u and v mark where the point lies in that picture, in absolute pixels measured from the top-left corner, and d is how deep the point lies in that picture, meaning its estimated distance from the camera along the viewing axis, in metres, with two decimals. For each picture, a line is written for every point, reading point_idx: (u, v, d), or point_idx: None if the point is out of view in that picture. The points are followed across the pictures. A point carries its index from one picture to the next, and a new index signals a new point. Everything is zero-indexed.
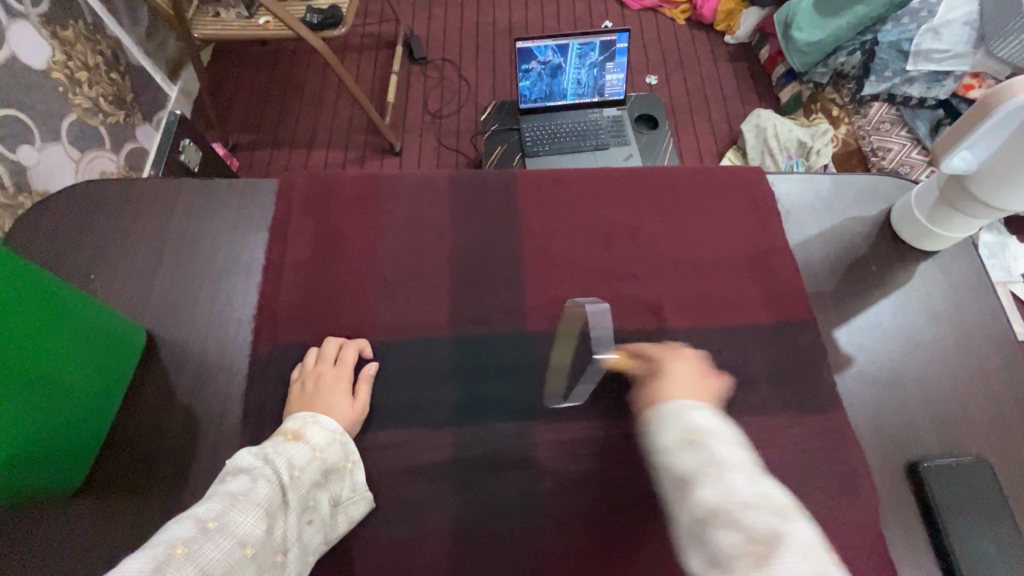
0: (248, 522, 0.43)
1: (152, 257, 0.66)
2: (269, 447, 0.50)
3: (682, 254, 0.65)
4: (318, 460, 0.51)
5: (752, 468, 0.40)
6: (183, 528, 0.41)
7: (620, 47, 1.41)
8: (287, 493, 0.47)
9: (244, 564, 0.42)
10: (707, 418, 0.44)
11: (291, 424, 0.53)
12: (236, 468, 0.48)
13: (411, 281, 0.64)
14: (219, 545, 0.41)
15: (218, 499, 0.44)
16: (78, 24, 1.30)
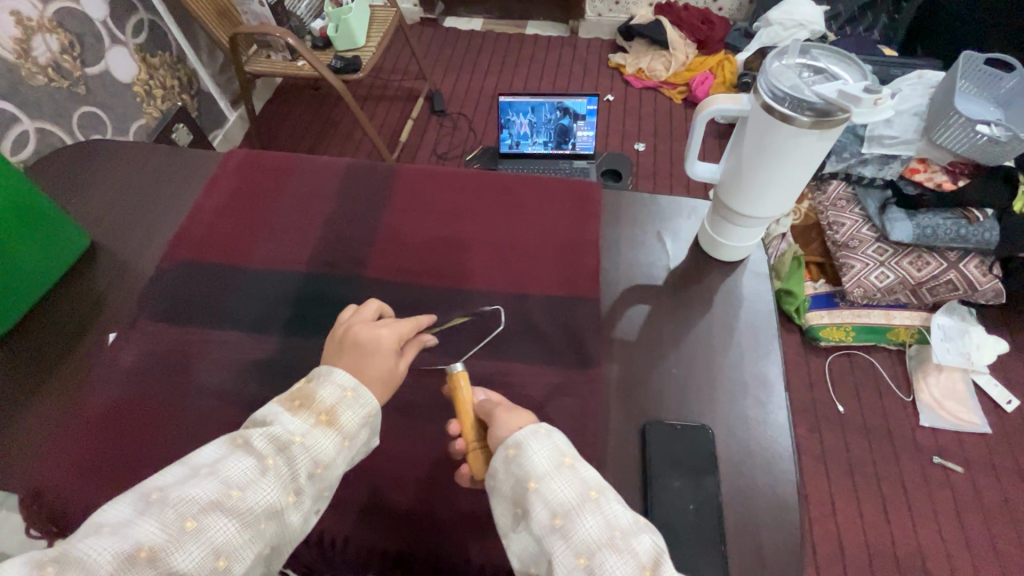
0: (257, 508, 0.44)
1: (115, 194, 0.88)
2: (290, 426, 0.49)
3: (507, 237, 0.78)
4: (347, 448, 0.51)
5: (580, 487, 0.48)
6: (190, 493, 0.42)
7: (590, 109, 1.64)
8: (302, 488, 0.47)
9: (253, 548, 0.43)
10: (540, 450, 0.50)
11: (327, 397, 0.51)
12: (250, 444, 0.47)
13: (289, 230, 0.80)
14: (225, 528, 0.42)
15: (219, 477, 0.44)
16: (165, 55, 1.80)
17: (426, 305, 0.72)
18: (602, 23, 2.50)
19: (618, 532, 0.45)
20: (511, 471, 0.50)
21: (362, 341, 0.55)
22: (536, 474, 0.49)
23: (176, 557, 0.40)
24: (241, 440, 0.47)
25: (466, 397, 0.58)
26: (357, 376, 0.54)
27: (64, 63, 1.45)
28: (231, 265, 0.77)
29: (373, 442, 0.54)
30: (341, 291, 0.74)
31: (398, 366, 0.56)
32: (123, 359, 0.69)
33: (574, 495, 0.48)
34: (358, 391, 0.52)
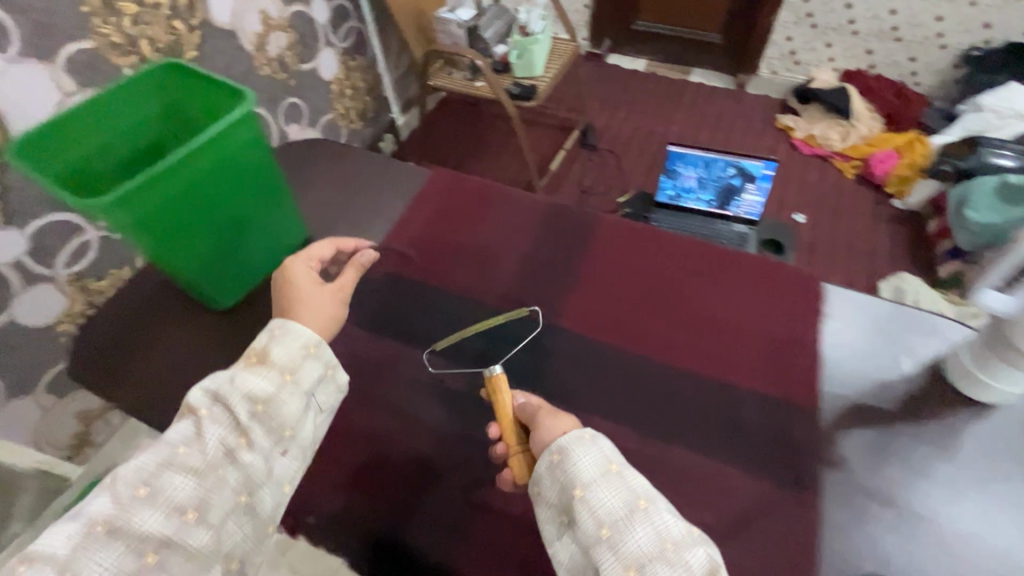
0: (205, 460, 0.55)
1: (331, 194, 0.94)
2: (223, 376, 0.59)
3: (714, 319, 0.73)
4: (289, 384, 0.60)
5: (620, 495, 0.53)
6: (144, 459, 0.54)
7: (765, 174, 1.55)
8: (251, 430, 0.57)
9: (209, 493, 0.54)
10: (586, 458, 0.55)
11: (258, 344, 0.62)
12: (190, 406, 0.58)
13: (487, 262, 0.81)
14: (177, 486, 0.53)
15: (163, 449, 0.55)
16: (362, 60, 1.97)
17: (624, 375, 0.69)
18: (775, 82, 2.38)
19: (666, 540, 0.50)
20: (560, 475, 0.55)
21: (292, 279, 0.68)
22: (583, 484, 0.54)
23: (138, 516, 0.51)
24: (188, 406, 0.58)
25: (505, 400, 0.63)
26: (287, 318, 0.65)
27: (286, 58, 1.63)
28: (431, 287, 0.80)
29: (336, 376, 0.64)
30: (535, 335, 0.73)
31: (330, 290, 0.69)
32: (331, 360, 0.74)
33: (621, 504, 0.52)
34: (282, 328, 0.63)
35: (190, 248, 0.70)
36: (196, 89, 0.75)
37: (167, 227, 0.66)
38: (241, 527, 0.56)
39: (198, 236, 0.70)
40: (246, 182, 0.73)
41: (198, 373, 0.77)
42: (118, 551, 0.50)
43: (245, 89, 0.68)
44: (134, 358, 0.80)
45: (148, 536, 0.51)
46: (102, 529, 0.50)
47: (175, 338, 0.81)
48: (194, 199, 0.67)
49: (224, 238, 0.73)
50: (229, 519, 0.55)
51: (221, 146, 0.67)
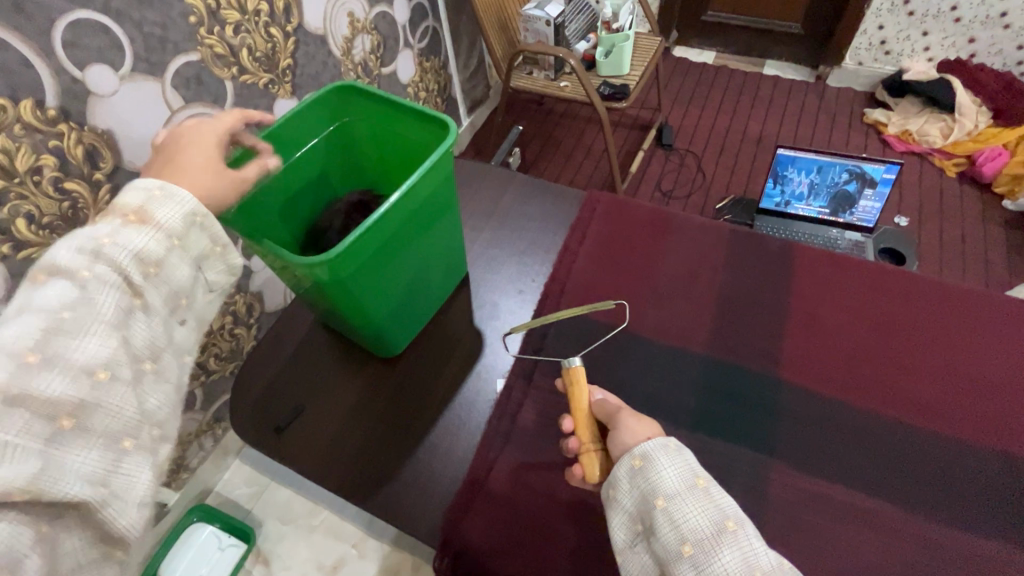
0: (102, 322, 0.41)
1: (480, 222, 0.87)
2: (98, 234, 0.43)
3: (963, 369, 0.64)
4: (175, 245, 0.46)
5: (715, 516, 0.47)
6: (17, 334, 0.38)
7: (885, 178, 1.40)
8: (146, 291, 0.45)
9: (114, 365, 0.41)
10: (672, 468, 0.50)
11: (130, 200, 0.46)
12: (53, 267, 0.42)
13: (678, 299, 0.73)
14: (60, 368, 0.38)
15: (36, 318, 0.39)
16: (434, 60, 1.88)
17: (876, 437, 0.60)
18: (860, 74, 2.23)
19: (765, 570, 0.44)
20: (648, 487, 0.50)
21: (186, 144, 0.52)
22: (668, 497, 0.49)
23: (37, 383, 0.37)
24: (47, 271, 0.42)
25: (581, 397, 0.57)
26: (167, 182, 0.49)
27: (370, 62, 1.54)
28: (618, 327, 0.71)
29: (228, 254, 0.51)
30: (756, 391, 0.64)
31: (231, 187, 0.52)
32: (521, 417, 0.66)
33: (709, 525, 0.46)
34: (169, 192, 0.47)
35: (383, 296, 0.65)
36: (379, 112, 0.69)
37: (365, 277, 0.60)
38: (159, 400, 0.44)
39: (391, 285, 0.65)
40: (437, 221, 0.67)
41: (371, 431, 0.69)
42: (8, 430, 0.35)
43: (446, 118, 0.61)
44: (292, 413, 0.72)
45: (34, 424, 0.36)
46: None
47: (335, 390, 0.73)
48: (394, 248, 0.62)
49: (412, 281, 0.69)
50: (145, 390, 0.44)
51: (424, 191, 0.61)
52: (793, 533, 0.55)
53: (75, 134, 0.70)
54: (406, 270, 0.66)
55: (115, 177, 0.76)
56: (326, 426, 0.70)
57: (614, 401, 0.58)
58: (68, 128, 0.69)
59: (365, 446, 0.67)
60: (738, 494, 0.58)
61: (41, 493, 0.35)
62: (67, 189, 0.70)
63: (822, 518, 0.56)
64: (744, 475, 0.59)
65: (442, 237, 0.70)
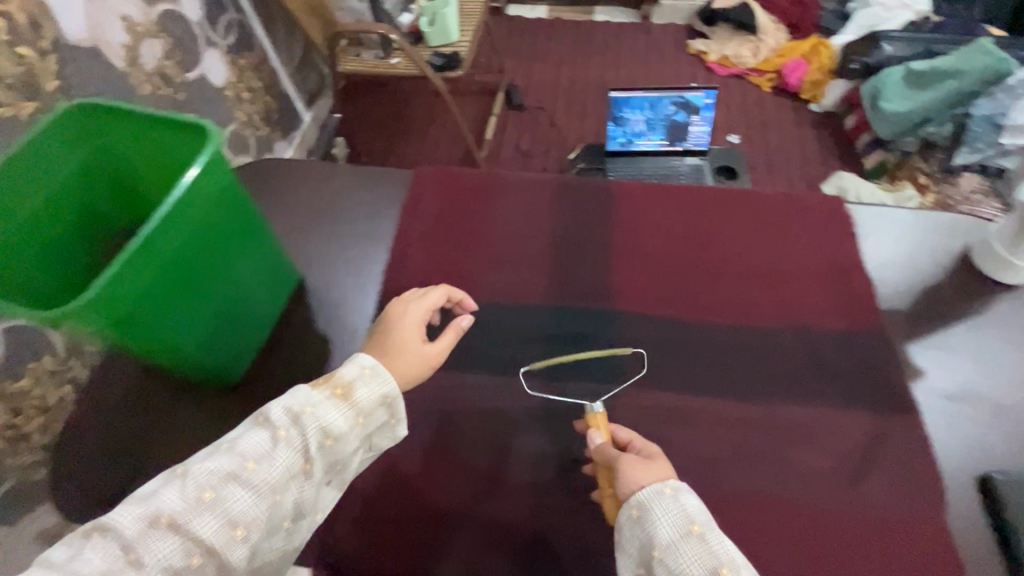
0: (271, 480, 0.46)
1: (306, 220, 0.81)
2: (305, 399, 0.50)
3: (764, 263, 0.71)
4: (357, 425, 0.51)
5: (711, 566, 0.44)
6: (246, 446, 0.47)
7: (706, 103, 1.54)
8: (314, 461, 0.48)
9: (255, 522, 0.45)
10: (667, 516, 0.47)
11: (347, 371, 0.53)
12: (267, 418, 0.49)
13: (514, 258, 0.74)
14: (238, 503, 0.44)
15: (229, 456, 0.46)
16: (250, 56, 1.71)
17: (701, 343, 0.66)
18: (677, 9, 2.37)
19: None
20: (642, 535, 0.47)
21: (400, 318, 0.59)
22: (661, 547, 0.46)
23: (214, 514, 0.44)
24: (263, 417, 0.49)
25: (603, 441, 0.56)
26: (380, 360, 0.55)
27: (168, 69, 1.37)
28: (461, 299, 0.71)
29: (397, 428, 0.54)
30: (596, 327, 0.67)
31: (427, 357, 0.57)
32: None
33: (703, 571, 0.44)
34: (376, 369, 0.53)
35: (190, 330, 0.60)
36: (135, 132, 0.62)
37: (156, 315, 0.55)
38: (276, 552, 0.48)
39: (198, 315, 0.60)
40: (234, 238, 0.62)
41: None
42: (170, 548, 0.42)
43: (204, 124, 0.57)
44: (126, 474, 0.63)
45: (198, 545, 0.43)
46: (201, 504, 0.44)
47: (171, 437, 0.65)
48: (181, 276, 0.57)
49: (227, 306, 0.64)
50: (271, 540, 0.47)
51: (196, 207, 0.56)
52: (648, 448, 0.59)
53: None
54: (210, 294, 0.61)
55: None
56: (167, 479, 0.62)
57: (628, 433, 0.56)
58: None
59: None
60: None
61: None
62: None
63: (664, 428, 0.61)
64: (594, 409, 0.62)
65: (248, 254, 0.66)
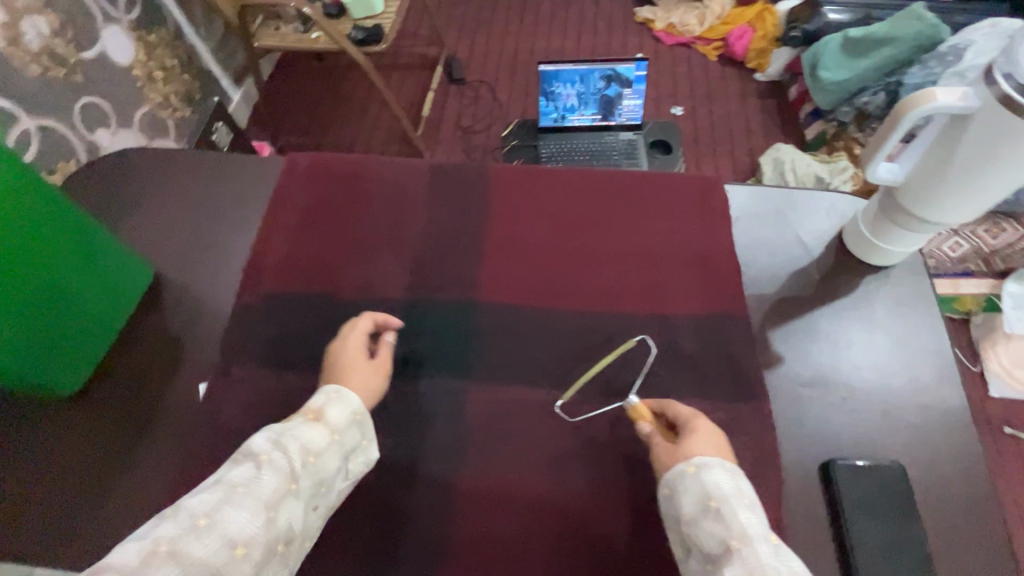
0: (265, 497, 0.43)
1: (169, 214, 0.77)
2: (285, 427, 0.48)
3: (635, 249, 0.69)
4: (336, 442, 0.50)
5: (730, 535, 0.43)
6: (232, 475, 0.44)
7: (638, 75, 1.48)
8: (300, 477, 0.46)
9: (251, 544, 0.41)
10: (694, 489, 0.47)
11: (314, 401, 0.52)
12: (248, 450, 0.46)
13: (379, 250, 0.71)
14: (236, 523, 0.41)
15: (219, 486, 0.43)
16: (162, 32, 1.62)
17: (561, 335, 0.64)
18: None
19: None
20: (674, 511, 0.47)
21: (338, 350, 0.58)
22: (687, 520, 0.46)
23: (210, 539, 0.40)
24: (242, 453, 0.46)
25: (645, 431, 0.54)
26: (341, 383, 0.55)
27: (59, 48, 1.28)
28: (320, 295, 0.68)
29: (369, 448, 0.53)
30: (456, 322, 0.65)
31: (377, 372, 0.57)
32: (227, 418, 0.62)
33: (716, 544, 0.43)
34: (340, 393, 0.53)
35: (0, 348, 0.54)
36: None
37: None
38: None
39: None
40: (40, 253, 0.56)
41: (62, 482, 0.60)
42: None
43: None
44: None
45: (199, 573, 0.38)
46: (196, 531, 0.40)
47: (17, 449, 0.63)
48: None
49: (40, 329, 0.58)
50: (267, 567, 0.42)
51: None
52: (494, 445, 0.58)
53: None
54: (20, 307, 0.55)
55: None
56: (8, 493, 0.61)
57: (676, 410, 0.55)
58: None
59: (55, 502, 0.59)
60: (441, 426, 0.60)
61: None
62: None
63: (511, 425, 0.59)
64: (446, 406, 0.61)
65: (66, 271, 0.59)
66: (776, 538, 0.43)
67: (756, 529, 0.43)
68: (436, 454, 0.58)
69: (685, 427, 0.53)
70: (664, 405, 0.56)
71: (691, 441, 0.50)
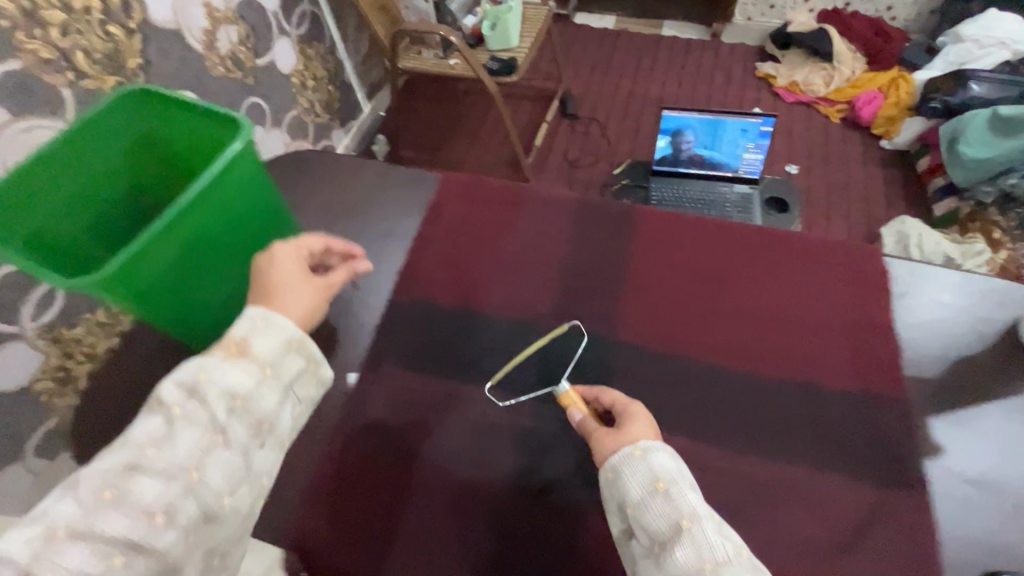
0: (180, 459, 0.44)
1: (335, 213, 0.85)
2: (202, 368, 0.48)
3: (783, 310, 0.68)
4: (268, 376, 0.50)
5: (679, 519, 0.46)
6: (136, 437, 0.44)
7: (765, 130, 1.46)
8: (229, 427, 0.47)
9: (180, 504, 0.43)
10: (645, 474, 0.49)
11: (240, 330, 0.52)
12: (161, 401, 0.46)
13: (524, 273, 0.74)
14: (148, 491, 0.42)
15: (127, 451, 0.43)
16: (319, 46, 1.80)
17: (701, 385, 0.64)
18: (751, 29, 2.30)
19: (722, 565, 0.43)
20: (618, 492, 0.50)
21: (275, 264, 0.57)
22: (637, 503, 0.48)
23: (122, 518, 0.40)
24: (150, 404, 0.46)
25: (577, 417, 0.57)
26: (270, 306, 0.55)
27: (240, 54, 1.45)
28: (467, 308, 0.72)
29: (318, 372, 0.55)
30: (596, 354, 0.67)
31: (313, 289, 0.58)
32: (373, 410, 0.66)
33: (666, 525, 0.46)
34: (270, 319, 0.53)
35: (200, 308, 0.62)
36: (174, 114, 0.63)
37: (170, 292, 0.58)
38: (226, 534, 0.46)
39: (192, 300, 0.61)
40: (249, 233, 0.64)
41: None
42: (84, 558, 0.38)
43: (239, 121, 0.58)
44: None
45: (114, 547, 0.39)
46: (103, 502, 0.40)
47: None
48: (185, 261, 0.58)
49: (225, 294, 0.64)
50: (213, 525, 0.44)
51: (208, 199, 0.57)
52: None
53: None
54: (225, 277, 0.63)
55: None
56: None
57: (611, 395, 0.58)
58: None
59: None
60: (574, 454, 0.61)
61: None
62: None
63: None
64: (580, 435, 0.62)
65: (253, 247, 0.66)
66: (717, 515, 0.47)
67: (699, 509, 0.46)
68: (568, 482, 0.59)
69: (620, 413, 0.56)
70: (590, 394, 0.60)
71: (629, 425, 0.53)
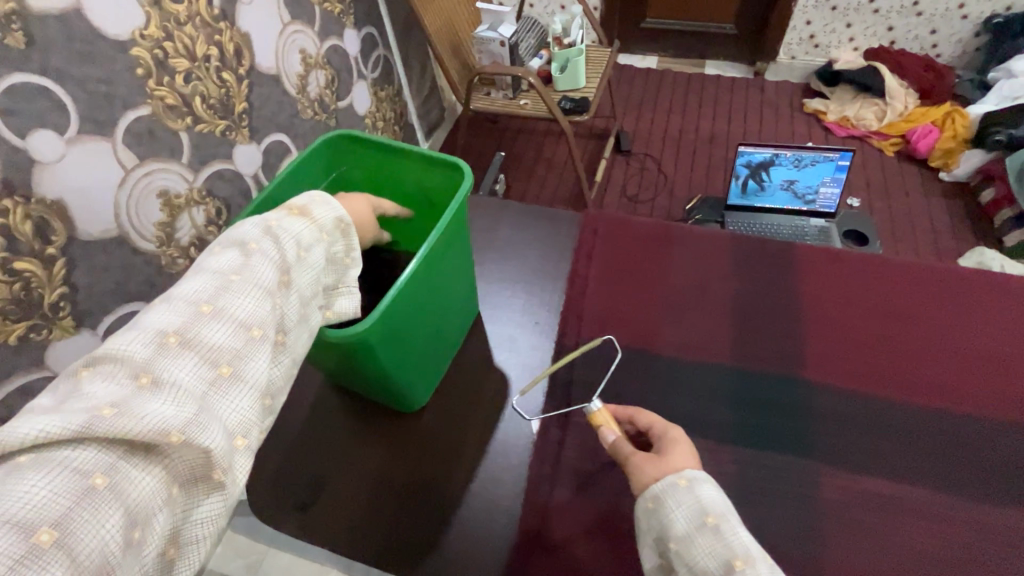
0: (261, 290, 0.41)
1: (480, 254, 0.85)
2: (270, 219, 0.46)
3: (974, 349, 0.67)
4: (324, 240, 0.48)
5: (730, 561, 0.43)
6: (191, 290, 0.39)
7: (841, 164, 1.48)
8: (295, 275, 0.45)
9: (261, 326, 0.40)
10: (689, 505, 0.47)
11: (295, 200, 0.49)
12: (231, 241, 0.44)
13: (696, 312, 0.73)
14: (233, 316, 0.39)
15: (209, 278, 0.41)
16: (388, 89, 1.83)
17: (909, 427, 0.62)
18: (794, 67, 2.35)
19: None
20: (660, 525, 0.47)
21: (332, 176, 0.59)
22: (678, 538, 0.46)
23: (209, 334, 0.38)
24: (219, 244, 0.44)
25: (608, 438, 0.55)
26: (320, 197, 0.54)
27: (326, 97, 1.42)
28: (643, 349, 0.71)
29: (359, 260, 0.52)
30: (790, 396, 0.65)
31: (363, 210, 0.58)
32: (566, 457, 0.64)
33: (717, 564, 0.44)
34: (325, 197, 0.51)
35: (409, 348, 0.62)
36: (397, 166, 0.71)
37: (396, 329, 0.58)
38: (284, 372, 0.43)
39: (407, 340, 0.61)
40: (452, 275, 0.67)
41: (406, 491, 0.64)
42: (192, 361, 0.36)
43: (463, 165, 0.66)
44: (315, 483, 0.66)
45: (215, 353, 0.37)
46: (168, 348, 0.36)
47: (359, 450, 0.68)
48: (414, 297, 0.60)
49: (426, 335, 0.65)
50: (277, 358, 0.42)
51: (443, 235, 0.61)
52: (862, 537, 0.55)
53: (22, 208, 0.57)
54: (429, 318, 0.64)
55: (70, 251, 0.63)
56: (354, 492, 0.65)
57: (647, 417, 0.57)
58: (12, 204, 0.56)
59: (406, 511, 0.63)
60: (795, 504, 0.58)
61: (194, 437, 0.34)
62: (17, 270, 0.57)
63: (876, 517, 0.57)
64: (797, 483, 0.59)
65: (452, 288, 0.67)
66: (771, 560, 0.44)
67: (745, 547, 0.44)
68: (797, 533, 0.56)
69: (658, 440, 0.54)
70: (627, 412, 0.58)
71: (671, 455, 0.51)
